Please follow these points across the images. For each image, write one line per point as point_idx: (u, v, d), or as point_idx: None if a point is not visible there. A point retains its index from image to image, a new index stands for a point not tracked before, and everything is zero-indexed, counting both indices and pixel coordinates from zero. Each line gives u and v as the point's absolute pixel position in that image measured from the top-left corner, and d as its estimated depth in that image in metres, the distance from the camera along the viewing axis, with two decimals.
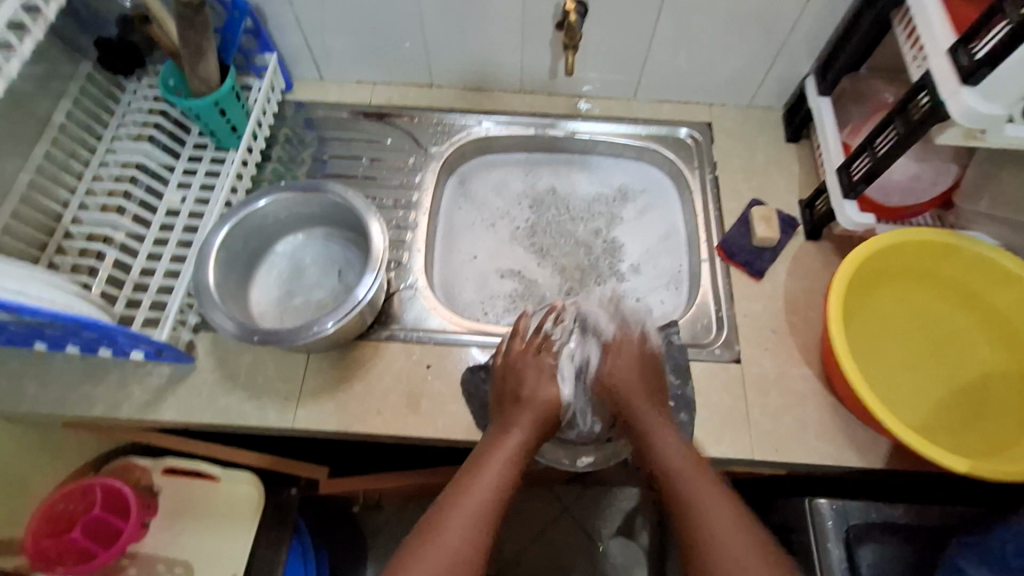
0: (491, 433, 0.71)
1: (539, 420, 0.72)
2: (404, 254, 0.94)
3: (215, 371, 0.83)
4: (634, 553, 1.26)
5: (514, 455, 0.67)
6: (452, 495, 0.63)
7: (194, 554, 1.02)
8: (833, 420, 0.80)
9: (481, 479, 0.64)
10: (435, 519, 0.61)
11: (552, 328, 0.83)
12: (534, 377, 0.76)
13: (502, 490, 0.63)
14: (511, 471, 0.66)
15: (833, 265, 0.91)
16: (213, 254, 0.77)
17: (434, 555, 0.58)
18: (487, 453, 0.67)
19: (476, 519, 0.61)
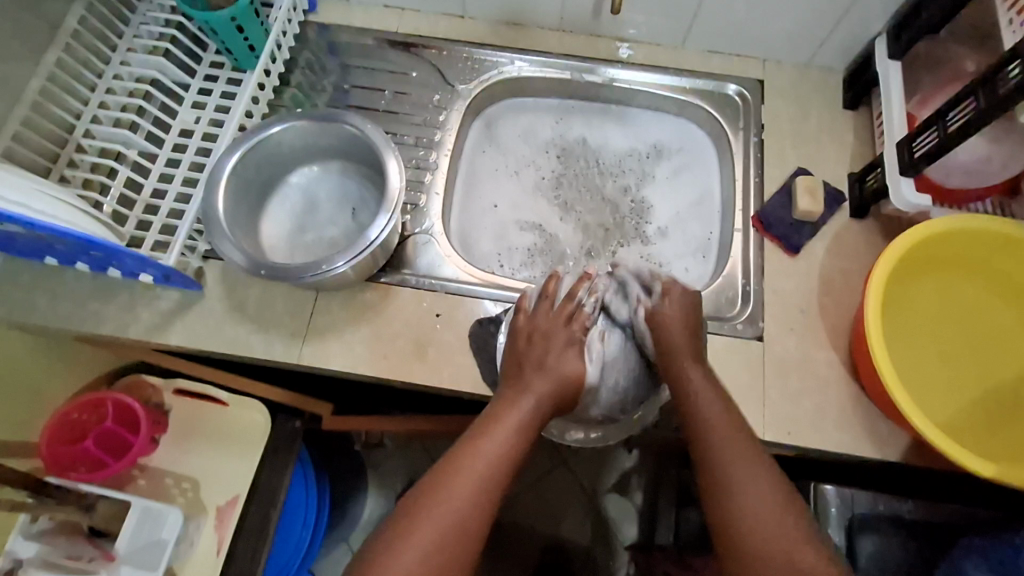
0: (501, 396, 0.65)
1: (557, 392, 0.66)
2: (422, 197, 0.90)
3: (223, 301, 0.82)
4: (627, 509, 1.27)
5: (525, 424, 0.62)
6: (453, 460, 0.58)
7: (201, 472, 1.05)
8: (852, 408, 0.77)
9: (487, 447, 0.59)
10: (431, 483, 0.57)
11: (586, 298, 0.75)
12: (557, 347, 0.69)
13: (508, 461, 0.59)
14: (520, 437, 0.61)
15: (875, 247, 0.85)
16: (224, 179, 0.74)
17: (430, 523, 0.55)
18: (497, 418, 0.62)
19: (477, 492, 0.57)
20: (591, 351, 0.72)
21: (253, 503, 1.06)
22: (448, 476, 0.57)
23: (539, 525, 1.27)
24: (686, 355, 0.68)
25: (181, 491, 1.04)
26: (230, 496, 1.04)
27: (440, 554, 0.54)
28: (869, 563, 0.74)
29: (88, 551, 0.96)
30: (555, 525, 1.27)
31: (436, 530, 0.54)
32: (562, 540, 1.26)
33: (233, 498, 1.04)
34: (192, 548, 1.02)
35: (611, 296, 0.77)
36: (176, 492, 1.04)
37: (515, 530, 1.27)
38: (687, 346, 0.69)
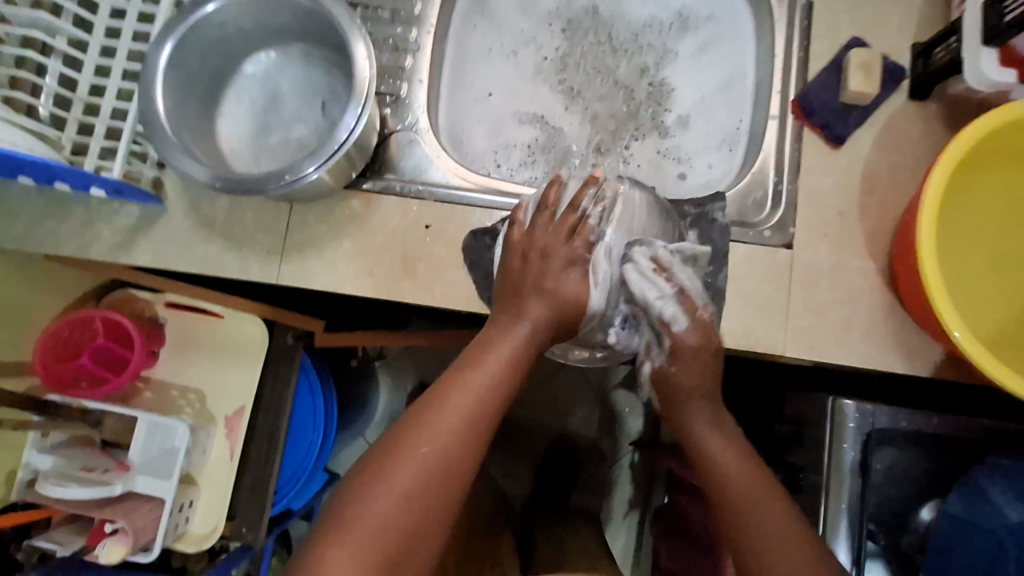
0: (494, 325, 0.61)
1: (555, 317, 0.62)
2: (403, 86, 0.77)
3: (188, 216, 0.74)
4: (633, 402, 1.28)
5: (519, 353, 0.59)
6: (438, 396, 0.55)
7: (205, 383, 1.05)
8: (885, 321, 0.70)
9: (475, 379, 0.56)
10: (415, 420, 0.54)
11: (590, 207, 0.67)
12: (556, 267, 0.63)
13: (499, 393, 0.56)
14: (513, 370, 0.58)
15: (934, 135, 0.72)
16: (161, 71, 0.62)
17: (412, 460, 0.52)
18: (487, 348, 0.59)
19: (465, 424, 0.54)
20: (596, 271, 0.65)
21: (260, 412, 1.07)
22: (435, 408, 0.54)
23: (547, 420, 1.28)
24: (689, 313, 0.65)
25: (188, 402, 1.04)
26: (236, 406, 1.04)
27: (422, 488, 0.51)
28: (880, 476, 0.71)
29: (104, 462, 0.97)
30: (561, 419, 1.28)
31: (419, 464, 0.51)
32: (569, 434, 1.28)
33: (239, 409, 1.05)
34: (205, 455, 1.04)
35: (619, 205, 0.68)
36: (184, 403, 1.04)
37: (523, 426, 1.28)
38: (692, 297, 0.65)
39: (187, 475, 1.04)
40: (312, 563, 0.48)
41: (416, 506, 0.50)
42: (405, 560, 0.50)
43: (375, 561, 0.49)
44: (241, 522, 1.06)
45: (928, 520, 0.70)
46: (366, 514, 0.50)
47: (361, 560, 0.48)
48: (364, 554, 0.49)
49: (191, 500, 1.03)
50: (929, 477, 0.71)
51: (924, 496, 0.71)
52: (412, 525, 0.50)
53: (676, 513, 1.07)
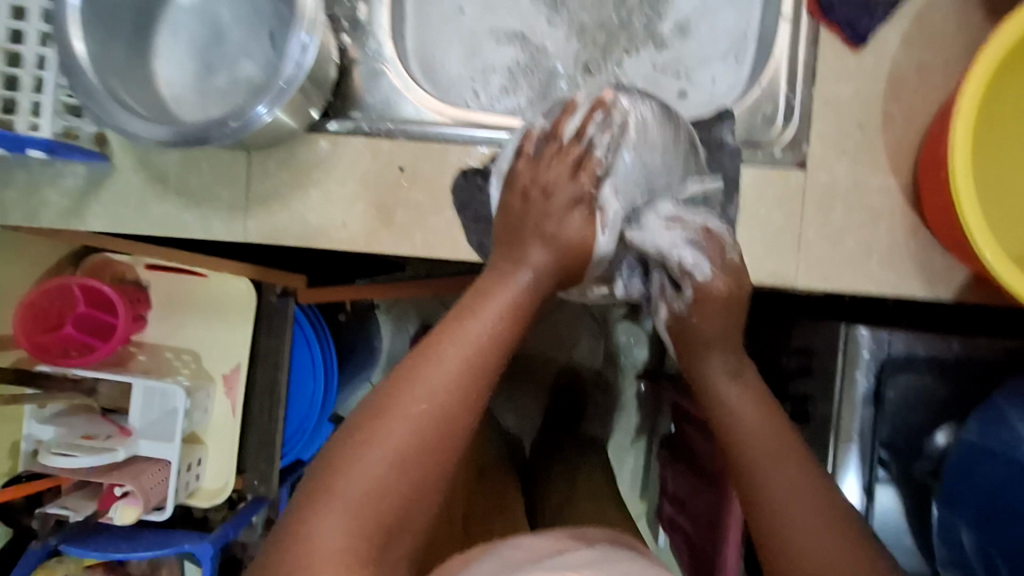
0: (493, 269, 0.56)
1: (558, 264, 0.57)
2: (361, 7, 0.68)
3: (140, 173, 0.67)
4: (637, 331, 1.24)
5: (519, 301, 0.54)
6: (429, 346, 0.50)
7: (197, 344, 1.02)
8: (907, 243, 0.64)
9: (472, 329, 0.51)
10: (408, 371, 0.49)
11: (599, 136, 0.60)
12: (559, 208, 0.58)
13: (499, 343, 0.51)
14: (513, 316, 0.53)
15: (969, 26, 0.63)
16: (75, 7, 0.54)
17: (405, 417, 0.47)
18: (486, 295, 0.54)
19: (464, 379, 0.49)
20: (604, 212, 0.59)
21: (258, 366, 1.04)
22: (427, 361, 0.49)
23: (550, 352, 1.25)
24: (715, 340, 0.60)
25: (183, 362, 1.01)
26: (232, 365, 1.02)
27: (418, 446, 0.47)
28: (897, 405, 0.68)
29: (106, 428, 0.95)
30: (561, 349, 1.25)
31: (414, 421, 0.47)
32: (574, 365, 1.26)
33: (236, 367, 1.03)
34: (207, 414, 1.02)
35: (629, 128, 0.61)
36: (179, 364, 1.01)
37: (525, 359, 1.25)
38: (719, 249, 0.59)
39: (193, 435, 1.03)
40: (298, 532, 0.44)
41: (411, 466, 0.46)
42: (403, 523, 0.46)
43: (371, 527, 0.45)
44: (252, 475, 1.06)
45: (943, 443, 0.68)
46: (354, 476, 0.45)
47: (351, 524, 0.44)
48: (358, 518, 0.45)
49: (199, 459, 1.03)
50: (945, 403, 0.68)
51: (940, 421, 0.68)
52: (406, 487, 0.46)
53: (682, 442, 1.06)
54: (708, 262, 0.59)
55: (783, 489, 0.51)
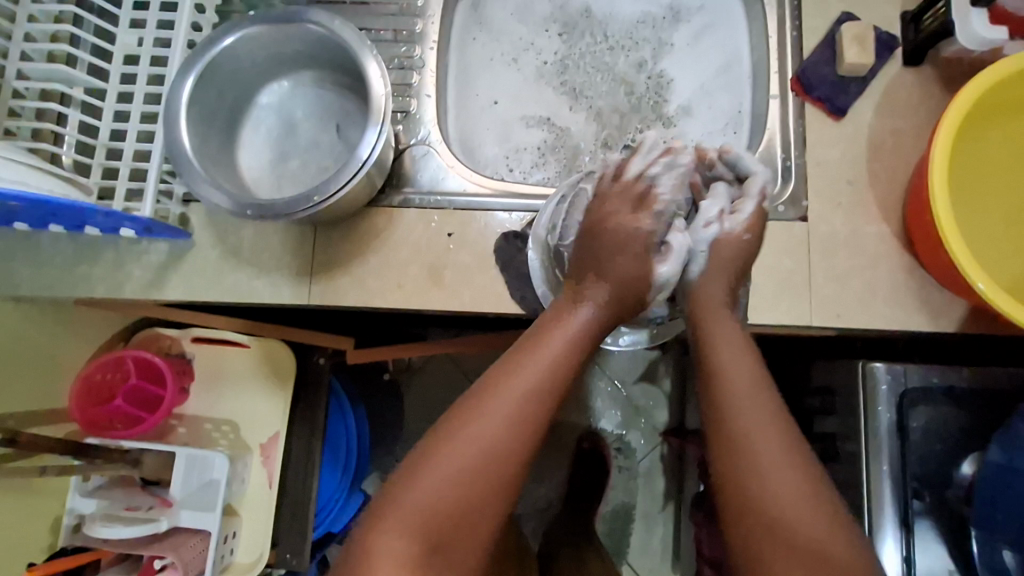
0: (556, 304, 0.60)
1: (614, 300, 0.59)
2: (412, 102, 0.79)
3: (216, 247, 0.76)
4: (655, 393, 1.27)
5: (578, 339, 0.57)
6: (491, 381, 0.54)
7: (236, 414, 1.03)
8: (907, 282, 0.71)
9: (524, 374, 0.54)
10: (464, 407, 0.53)
11: (661, 176, 0.64)
12: (616, 250, 0.61)
13: (552, 384, 0.54)
14: (569, 357, 0.56)
15: (932, 97, 0.74)
16: (184, 109, 0.64)
17: (462, 443, 0.50)
18: (542, 337, 0.57)
19: (516, 414, 0.52)
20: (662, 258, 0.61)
21: (294, 432, 1.06)
22: (484, 395, 0.53)
23: (569, 418, 1.27)
24: (725, 305, 0.61)
25: (221, 433, 1.03)
26: (269, 434, 1.04)
27: (471, 469, 0.50)
28: (921, 436, 0.72)
29: (146, 500, 0.96)
30: (581, 414, 1.27)
31: (476, 450, 0.50)
32: (595, 429, 1.27)
33: (274, 436, 1.04)
34: (244, 485, 1.03)
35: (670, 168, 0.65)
36: (217, 435, 1.03)
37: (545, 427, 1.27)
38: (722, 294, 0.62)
39: (228, 507, 1.03)
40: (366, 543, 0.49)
41: (465, 495, 0.49)
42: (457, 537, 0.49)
43: (432, 529, 0.49)
44: (285, 548, 1.06)
45: (970, 474, 0.71)
46: (412, 500, 0.49)
47: (403, 539, 0.48)
48: (416, 526, 0.48)
49: (234, 531, 1.02)
50: (966, 432, 0.72)
51: (965, 450, 0.72)
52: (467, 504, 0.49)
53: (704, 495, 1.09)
54: (699, 295, 0.62)
55: (755, 425, 0.53)
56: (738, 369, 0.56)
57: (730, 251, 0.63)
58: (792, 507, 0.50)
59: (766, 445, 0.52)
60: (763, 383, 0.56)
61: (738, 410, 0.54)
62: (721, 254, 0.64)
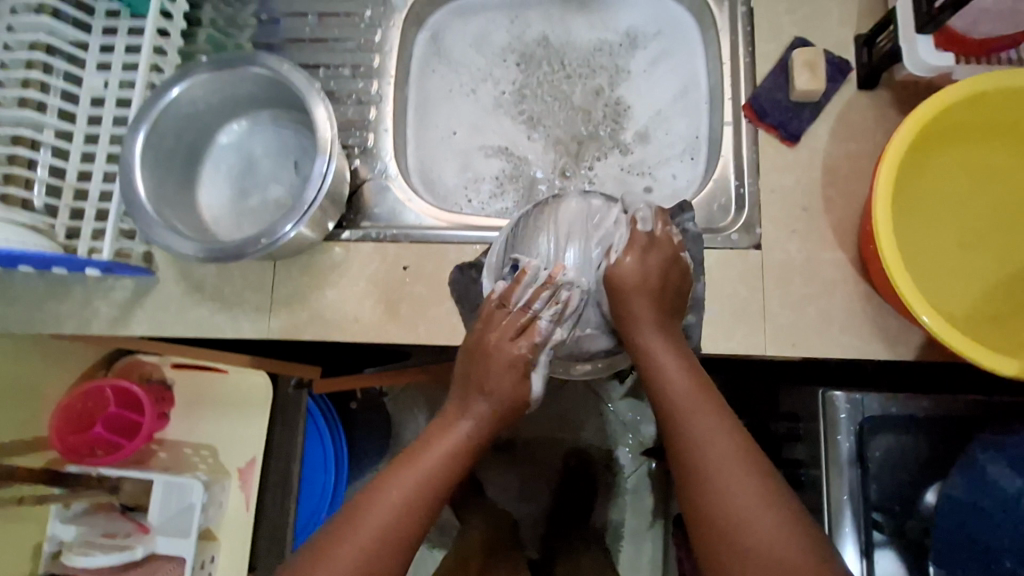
0: (440, 417, 0.60)
1: (502, 406, 0.59)
2: (371, 136, 0.80)
3: (180, 283, 0.77)
4: (644, 407, 1.23)
5: (458, 449, 0.57)
6: (422, 444, 0.58)
7: (216, 438, 1.01)
8: (863, 309, 0.71)
9: (433, 451, 0.57)
10: (331, 538, 0.52)
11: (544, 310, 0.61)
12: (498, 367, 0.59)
13: (427, 499, 0.54)
14: (446, 471, 0.56)
15: (886, 122, 0.74)
16: (138, 155, 0.67)
17: (377, 510, 0.53)
18: (426, 446, 0.57)
19: (386, 537, 0.52)
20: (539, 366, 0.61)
21: (273, 459, 1.04)
22: (363, 508, 0.53)
23: (555, 434, 1.24)
24: (655, 328, 0.61)
25: (201, 458, 1.00)
26: (247, 459, 1.00)
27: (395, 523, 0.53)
28: (881, 464, 0.72)
29: (125, 526, 0.96)
30: (569, 430, 1.24)
31: (389, 515, 0.53)
32: (582, 446, 1.24)
33: (251, 460, 1.00)
34: (222, 509, 0.99)
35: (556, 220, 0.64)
36: (198, 460, 1.00)
37: (529, 443, 1.25)
38: (651, 314, 0.61)
39: (207, 531, 1.00)
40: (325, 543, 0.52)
41: (395, 531, 0.53)
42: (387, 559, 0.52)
43: None
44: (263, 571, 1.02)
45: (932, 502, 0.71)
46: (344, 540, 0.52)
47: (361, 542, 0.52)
48: None
49: (212, 556, 0.99)
50: (927, 459, 0.72)
51: (926, 478, 0.72)
52: (384, 548, 0.52)
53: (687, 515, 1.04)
54: (633, 329, 0.61)
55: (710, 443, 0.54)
56: (681, 391, 0.57)
57: (647, 269, 0.62)
58: (755, 521, 0.50)
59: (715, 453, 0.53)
60: (707, 400, 0.57)
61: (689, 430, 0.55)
62: (623, 284, 0.61)
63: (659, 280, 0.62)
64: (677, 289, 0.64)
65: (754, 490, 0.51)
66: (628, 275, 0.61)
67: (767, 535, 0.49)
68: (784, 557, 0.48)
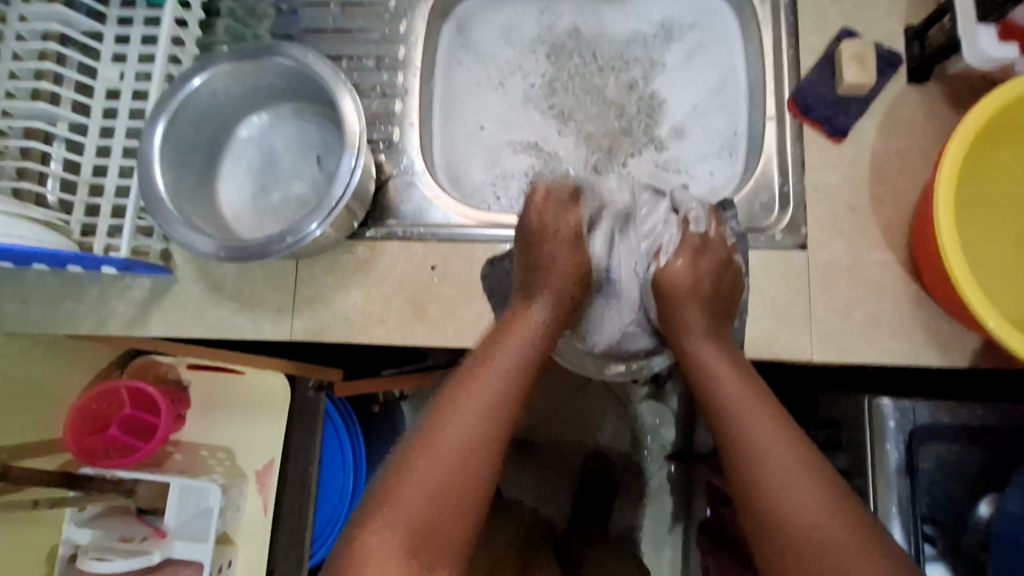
0: (507, 315, 0.63)
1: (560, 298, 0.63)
2: (396, 130, 0.77)
3: (198, 282, 0.75)
4: (664, 411, 1.18)
5: (524, 363, 0.58)
6: (482, 356, 0.58)
7: (232, 440, 0.98)
8: (914, 314, 0.67)
9: (503, 354, 0.58)
10: (410, 457, 0.52)
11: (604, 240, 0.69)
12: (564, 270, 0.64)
13: (498, 429, 0.54)
14: (509, 395, 0.56)
15: (938, 117, 0.70)
16: (157, 149, 0.64)
17: (447, 434, 0.53)
18: (484, 362, 0.58)
19: (465, 453, 0.52)
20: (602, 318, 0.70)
21: (288, 463, 0.99)
22: (432, 432, 0.53)
23: (574, 438, 1.18)
24: (703, 330, 0.62)
25: (217, 460, 0.97)
26: (264, 461, 0.97)
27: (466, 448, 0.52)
28: (930, 475, 0.68)
29: (142, 529, 0.93)
30: (587, 433, 1.18)
31: (457, 444, 0.52)
32: (602, 449, 1.18)
33: (269, 462, 0.97)
34: (240, 513, 0.97)
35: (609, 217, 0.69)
36: (214, 462, 0.97)
37: (548, 447, 1.18)
38: (702, 322, 0.63)
39: (224, 534, 0.97)
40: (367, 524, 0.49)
41: (459, 473, 0.51)
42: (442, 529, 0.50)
43: None
44: None
45: (988, 515, 0.67)
46: (402, 500, 0.50)
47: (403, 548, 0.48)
48: None
49: (229, 560, 0.96)
50: (980, 471, 0.68)
51: (980, 491, 0.68)
52: (451, 495, 0.50)
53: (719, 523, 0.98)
54: (680, 337, 0.63)
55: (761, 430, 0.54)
56: (731, 387, 0.58)
57: (710, 275, 0.64)
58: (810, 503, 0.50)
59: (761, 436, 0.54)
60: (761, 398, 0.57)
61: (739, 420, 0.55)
62: (672, 286, 0.64)
63: (712, 283, 0.64)
64: (729, 295, 0.65)
65: (820, 501, 0.50)
66: (678, 279, 0.64)
67: (826, 519, 0.49)
68: (842, 540, 0.48)
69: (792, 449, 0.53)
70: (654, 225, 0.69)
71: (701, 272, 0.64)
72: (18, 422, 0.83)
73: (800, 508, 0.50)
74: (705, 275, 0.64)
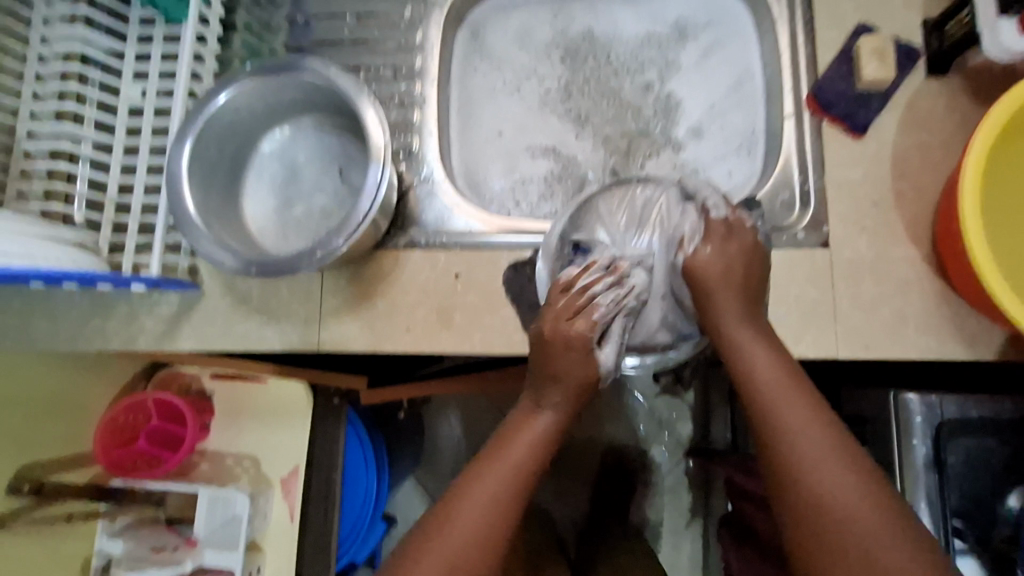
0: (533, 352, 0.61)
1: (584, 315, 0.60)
2: (415, 140, 0.78)
3: (225, 296, 0.76)
4: (680, 406, 1.17)
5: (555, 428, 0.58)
6: (511, 429, 0.58)
7: (258, 448, 0.96)
8: (940, 309, 0.67)
9: (537, 426, 0.57)
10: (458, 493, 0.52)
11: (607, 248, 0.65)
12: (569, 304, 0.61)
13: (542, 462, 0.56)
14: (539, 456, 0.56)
15: (958, 110, 0.70)
16: (184, 168, 0.65)
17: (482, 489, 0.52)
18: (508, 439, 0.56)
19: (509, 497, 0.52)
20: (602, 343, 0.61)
21: (314, 470, 0.99)
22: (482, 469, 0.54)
23: (590, 432, 1.18)
24: (736, 313, 0.59)
25: (244, 469, 0.96)
26: (291, 468, 0.96)
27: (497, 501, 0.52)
28: (959, 468, 0.68)
29: (172, 539, 0.92)
30: (602, 430, 1.18)
31: (486, 508, 0.51)
32: (621, 446, 1.18)
33: (295, 469, 0.96)
34: (267, 520, 0.95)
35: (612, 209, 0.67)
36: (240, 470, 0.96)
37: (566, 444, 1.19)
38: (737, 308, 0.59)
39: (251, 541, 0.96)
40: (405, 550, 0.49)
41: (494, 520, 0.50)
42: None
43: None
44: None
45: (1018, 509, 0.67)
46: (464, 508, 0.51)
47: None
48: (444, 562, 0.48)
49: (258, 568, 0.95)
50: (1009, 462, 0.68)
51: (1010, 482, 0.68)
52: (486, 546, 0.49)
53: (739, 517, 0.97)
54: (717, 322, 0.60)
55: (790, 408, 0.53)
56: (763, 369, 0.56)
57: (743, 254, 0.61)
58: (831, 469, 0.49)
59: (788, 412, 0.53)
60: (795, 383, 0.55)
61: (769, 396, 0.54)
62: (706, 275, 0.60)
63: (743, 268, 0.61)
64: (761, 281, 0.62)
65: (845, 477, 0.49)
66: (710, 266, 0.60)
67: (841, 483, 0.49)
68: (854, 502, 0.48)
69: (819, 429, 0.52)
70: (670, 216, 0.65)
71: (731, 253, 0.61)
72: (51, 437, 0.84)
73: (825, 494, 0.49)
74: (735, 257, 0.61)
